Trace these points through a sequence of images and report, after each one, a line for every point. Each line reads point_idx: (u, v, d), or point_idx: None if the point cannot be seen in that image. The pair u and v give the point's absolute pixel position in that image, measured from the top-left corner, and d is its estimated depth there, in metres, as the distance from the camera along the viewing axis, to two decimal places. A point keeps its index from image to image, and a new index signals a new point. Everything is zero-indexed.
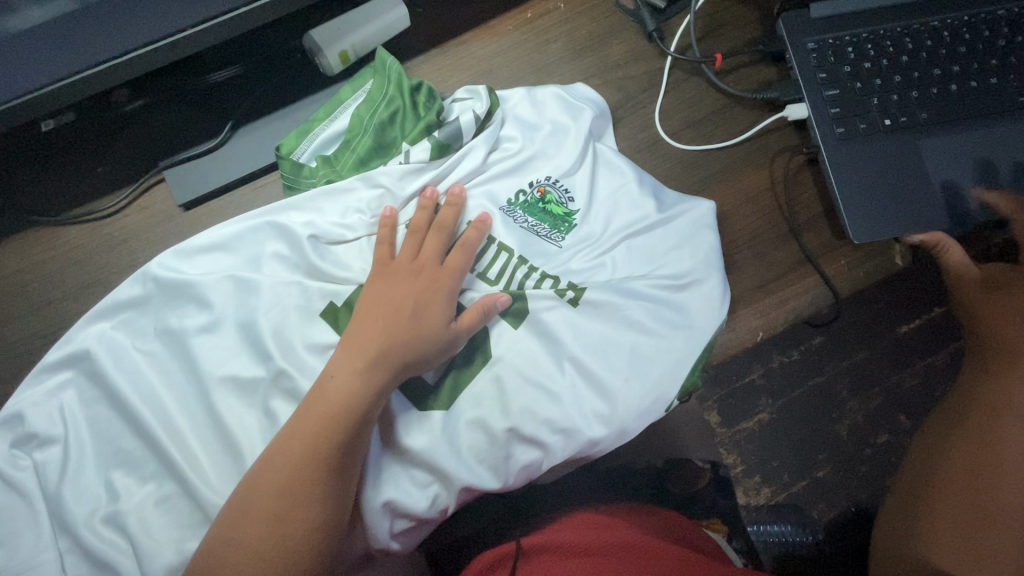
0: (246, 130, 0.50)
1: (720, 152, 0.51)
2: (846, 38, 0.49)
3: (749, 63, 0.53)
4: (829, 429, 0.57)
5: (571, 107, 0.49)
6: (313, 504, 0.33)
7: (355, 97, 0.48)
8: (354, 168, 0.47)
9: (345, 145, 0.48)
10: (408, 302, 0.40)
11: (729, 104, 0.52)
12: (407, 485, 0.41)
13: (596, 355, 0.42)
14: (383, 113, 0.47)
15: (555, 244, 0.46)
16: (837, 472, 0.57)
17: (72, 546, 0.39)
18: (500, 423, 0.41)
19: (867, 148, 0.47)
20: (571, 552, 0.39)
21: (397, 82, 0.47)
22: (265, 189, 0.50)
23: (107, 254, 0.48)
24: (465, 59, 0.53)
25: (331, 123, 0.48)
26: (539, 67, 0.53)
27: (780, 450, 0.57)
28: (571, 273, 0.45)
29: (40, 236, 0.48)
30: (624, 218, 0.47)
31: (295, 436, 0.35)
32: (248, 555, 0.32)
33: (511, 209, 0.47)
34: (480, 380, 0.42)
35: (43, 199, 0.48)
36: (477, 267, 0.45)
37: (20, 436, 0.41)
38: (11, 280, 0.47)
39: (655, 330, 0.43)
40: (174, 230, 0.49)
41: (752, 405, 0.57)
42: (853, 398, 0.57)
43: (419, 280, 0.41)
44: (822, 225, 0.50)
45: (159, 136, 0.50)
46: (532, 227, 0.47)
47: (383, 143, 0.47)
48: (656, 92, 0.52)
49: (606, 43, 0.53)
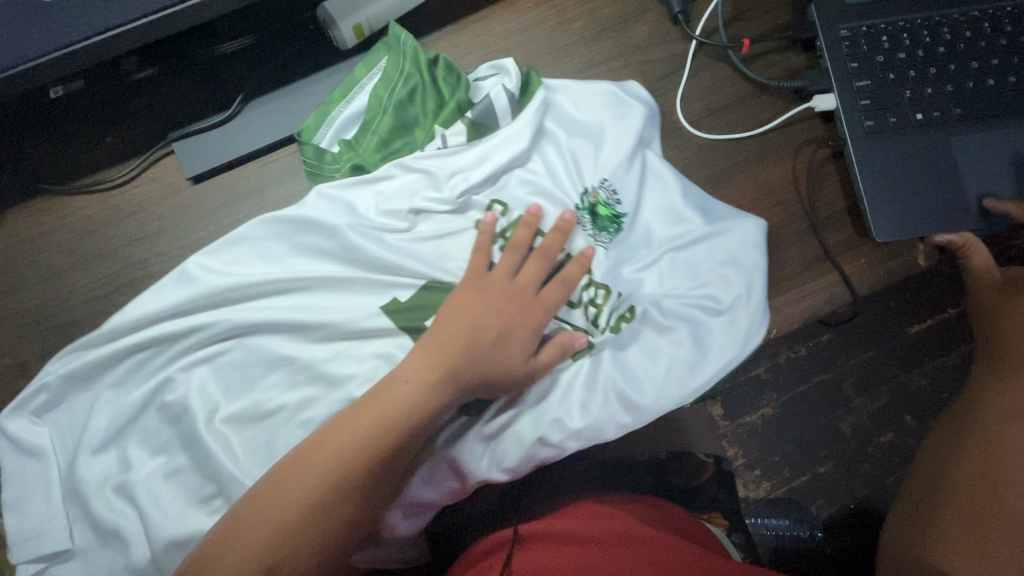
0: (257, 104, 0.48)
1: (743, 143, 0.49)
2: (881, 27, 0.46)
3: (779, 50, 0.50)
4: (833, 425, 0.57)
5: (621, 106, 0.47)
6: (347, 504, 0.33)
7: (371, 76, 0.46)
8: (377, 150, 0.46)
9: (364, 127, 0.46)
10: (496, 325, 0.38)
11: (755, 92, 0.50)
12: (426, 475, 0.42)
13: (623, 362, 0.42)
14: (403, 91, 0.45)
15: (605, 248, 0.45)
16: (840, 467, 0.57)
17: (80, 514, 0.39)
18: (531, 430, 0.41)
19: (896, 143, 0.45)
20: (569, 539, 0.39)
21: (414, 58, 0.45)
22: (274, 165, 0.48)
23: (117, 227, 0.47)
24: (481, 36, 0.51)
25: (349, 104, 0.46)
26: (557, 48, 0.51)
27: (782, 446, 0.57)
28: (620, 278, 0.45)
29: (49, 205, 0.46)
30: (667, 233, 0.45)
31: (342, 441, 0.34)
32: (266, 535, 0.32)
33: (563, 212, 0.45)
34: (528, 391, 0.42)
35: (53, 168, 0.47)
36: None
37: (44, 402, 0.41)
38: (18, 248, 0.46)
39: (690, 344, 0.42)
40: (182, 204, 0.47)
41: (757, 400, 0.58)
42: (859, 396, 0.57)
43: (513, 304, 0.39)
44: (844, 221, 0.48)
45: (167, 108, 0.48)
46: (584, 232, 0.45)
47: (405, 122, 0.46)
48: (679, 77, 0.50)
49: (628, 25, 0.51)
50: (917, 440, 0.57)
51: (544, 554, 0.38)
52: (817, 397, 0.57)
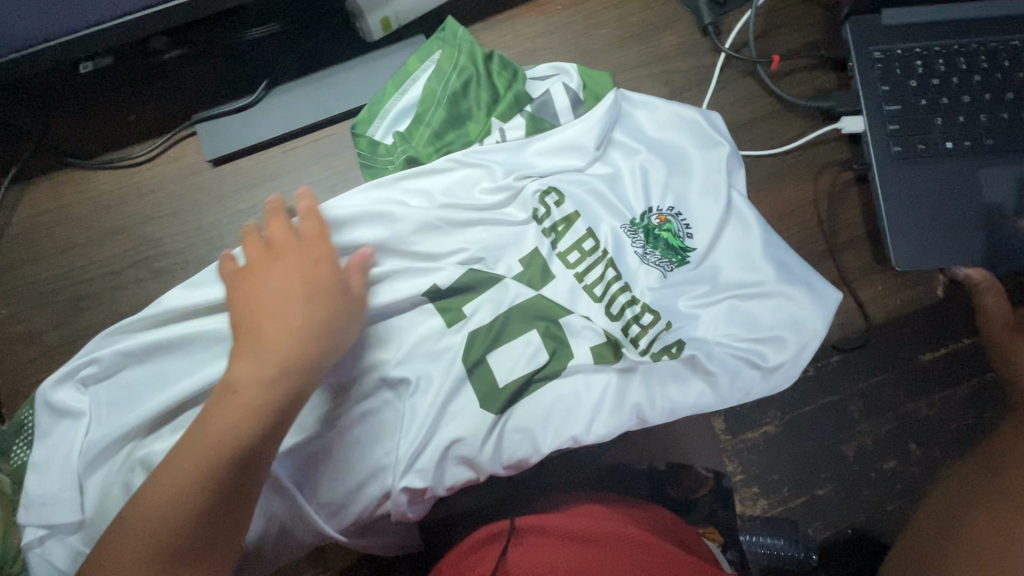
0: (281, 90, 0.48)
1: (766, 161, 0.48)
2: (917, 50, 0.45)
3: (809, 68, 0.49)
4: (836, 447, 0.56)
5: (708, 141, 0.46)
6: (225, 470, 0.31)
7: (424, 69, 0.47)
8: (430, 142, 0.46)
9: (417, 119, 0.47)
10: (287, 286, 0.34)
11: (782, 109, 0.49)
12: (445, 472, 0.42)
13: (649, 387, 0.42)
14: (456, 84, 0.46)
15: (663, 273, 0.45)
16: (840, 491, 0.56)
17: (98, 481, 0.40)
18: (548, 441, 0.41)
19: (922, 170, 0.44)
20: (567, 538, 0.38)
21: (468, 51, 0.47)
22: (295, 153, 0.48)
23: (135, 203, 0.47)
24: (508, 36, 0.50)
25: (402, 96, 0.47)
26: (584, 52, 0.50)
27: (782, 464, 0.56)
28: (677, 308, 0.44)
29: (73, 177, 0.47)
30: (734, 273, 0.44)
31: (229, 407, 0.31)
32: (157, 505, 0.30)
33: (632, 230, 0.45)
34: (557, 403, 0.42)
35: (78, 141, 0.47)
36: (581, 279, 0.45)
37: (93, 370, 0.41)
38: (37, 219, 0.46)
39: (717, 380, 0.42)
40: (203, 185, 0.48)
41: (760, 416, 0.56)
42: (865, 420, 0.56)
43: (295, 262, 0.35)
44: (862, 246, 0.48)
45: (191, 89, 0.48)
46: (643, 254, 0.45)
47: (457, 115, 0.47)
48: (706, 89, 0.49)
49: (658, 33, 0.50)
50: (921, 471, 0.56)
51: (539, 548, 0.37)
52: (823, 420, 0.56)
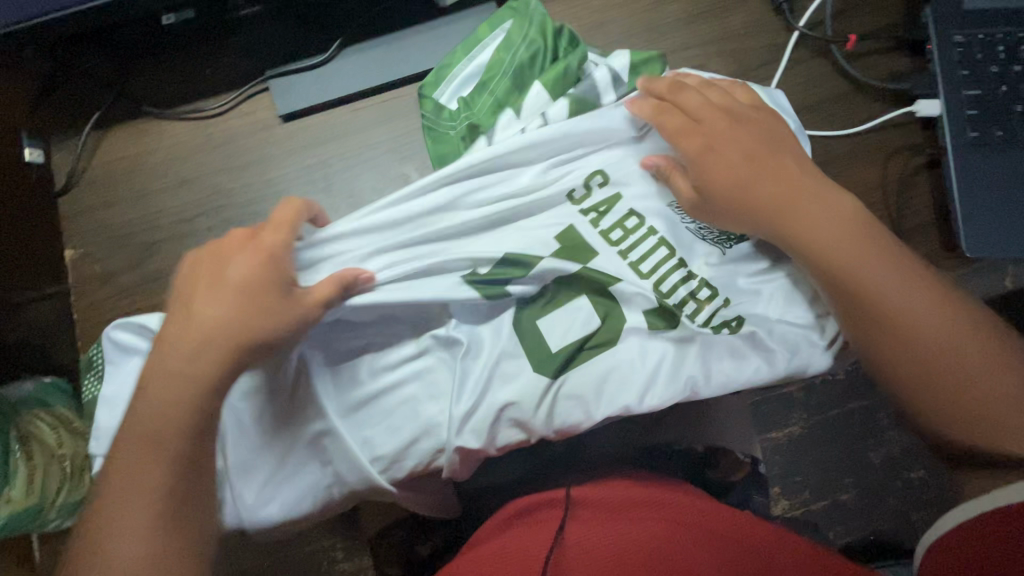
0: (353, 52, 0.49)
1: (833, 143, 0.48)
2: (1000, 36, 0.44)
3: (883, 52, 0.49)
4: (862, 453, 0.60)
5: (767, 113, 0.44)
6: (167, 454, 0.30)
7: (494, 38, 0.47)
8: (492, 111, 0.45)
9: (482, 87, 0.46)
10: (245, 274, 0.33)
11: (852, 93, 0.49)
12: (499, 432, 0.39)
13: (716, 356, 0.39)
14: (524, 56, 0.46)
15: (721, 250, 0.43)
16: (860, 497, 0.59)
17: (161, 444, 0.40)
18: (606, 408, 0.39)
19: (1000, 157, 0.43)
20: (615, 521, 0.37)
21: (540, 25, 0.46)
22: (362, 114, 0.49)
23: (206, 153, 0.49)
24: (577, 7, 0.50)
25: (469, 64, 0.47)
26: (653, 27, 0.50)
27: (806, 467, 0.60)
28: (739, 283, 0.42)
29: (150, 126, 0.48)
30: (785, 248, 0.43)
31: (155, 405, 0.31)
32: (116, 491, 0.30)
33: (680, 207, 0.43)
34: (614, 372, 0.39)
35: (157, 91, 0.49)
36: (631, 256, 0.41)
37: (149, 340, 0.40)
38: (115, 164, 0.48)
39: (782, 357, 0.40)
40: (272, 140, 0.49)
41: (786, 418, 0.60)
42: (892, 428, 0.60)
43: (256, 253, 0.34)
44: (928, 235, 0.47)
45: (266, 48, 0.49)
46: (696, 230, 0.43)
47: (521, 86, 0.46)
48: (775, 69, 0.49)
49: (728, 10, 0.50)
50: None
51: (589, 532, 0.36)
52: (849, 424, 0.60)
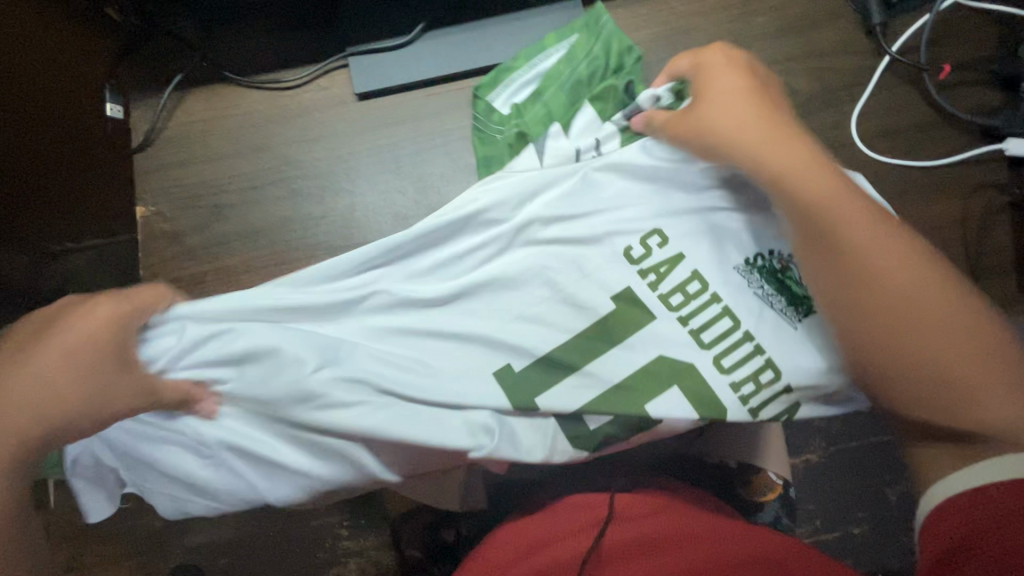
0: (436, 36, 0.49)
1: (913, 172, 0.47)
2: None
3: (974, 84, 0.48)
4: (878, 488, 0.59)
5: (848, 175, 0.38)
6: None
7: (559, 48, 0.47)
8: (540, 121, 0.46)
9: (535, 96, 0.46)
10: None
11: (938, 123, 0.48)
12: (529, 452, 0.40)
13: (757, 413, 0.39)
14: (584, 73, 0.45)
15: (796, 327, 0.37)
16: (874, 531, 0.58)
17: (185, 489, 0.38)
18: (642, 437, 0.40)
19: None
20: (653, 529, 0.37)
21: (606, 44, 0.45)
22: (437, 99, 0.49)
23: (280, 124, 0.49)
24: (662, 11, 0.50)
25: (530, 70, 0.47)
26: (738, 38, 0.49)
27: (820, 495, 0.58)
28: (801, 368, 0.37)
29: (229, 91, 0.49)
30: None
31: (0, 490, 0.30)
32: None
33: (748, 270, 0.38)
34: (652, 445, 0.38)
35: (238, 58, 0.49)
36: (693, 324, 0.38)
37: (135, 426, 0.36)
38: (192, 126, 0.49)
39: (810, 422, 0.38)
40: (345, 116, 0.49)
41: (804, 443, 0.59)
42: (913, 466, 0.58)
43: None
44: (1010, 274, 0.47)
45: (347, 21, 0.48)
46: (767, 297, 0.38)
47: (574, 101, 0.46)
48: (860, 91, 0.48)
49: (817, 28, 0.49)
50: None
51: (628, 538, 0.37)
52: (869, 457, 0.59)
